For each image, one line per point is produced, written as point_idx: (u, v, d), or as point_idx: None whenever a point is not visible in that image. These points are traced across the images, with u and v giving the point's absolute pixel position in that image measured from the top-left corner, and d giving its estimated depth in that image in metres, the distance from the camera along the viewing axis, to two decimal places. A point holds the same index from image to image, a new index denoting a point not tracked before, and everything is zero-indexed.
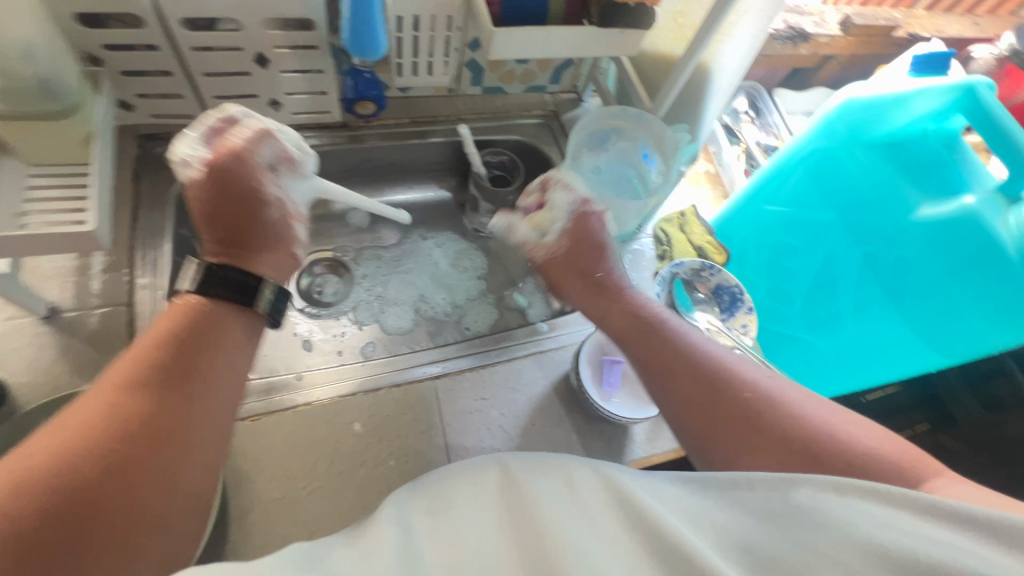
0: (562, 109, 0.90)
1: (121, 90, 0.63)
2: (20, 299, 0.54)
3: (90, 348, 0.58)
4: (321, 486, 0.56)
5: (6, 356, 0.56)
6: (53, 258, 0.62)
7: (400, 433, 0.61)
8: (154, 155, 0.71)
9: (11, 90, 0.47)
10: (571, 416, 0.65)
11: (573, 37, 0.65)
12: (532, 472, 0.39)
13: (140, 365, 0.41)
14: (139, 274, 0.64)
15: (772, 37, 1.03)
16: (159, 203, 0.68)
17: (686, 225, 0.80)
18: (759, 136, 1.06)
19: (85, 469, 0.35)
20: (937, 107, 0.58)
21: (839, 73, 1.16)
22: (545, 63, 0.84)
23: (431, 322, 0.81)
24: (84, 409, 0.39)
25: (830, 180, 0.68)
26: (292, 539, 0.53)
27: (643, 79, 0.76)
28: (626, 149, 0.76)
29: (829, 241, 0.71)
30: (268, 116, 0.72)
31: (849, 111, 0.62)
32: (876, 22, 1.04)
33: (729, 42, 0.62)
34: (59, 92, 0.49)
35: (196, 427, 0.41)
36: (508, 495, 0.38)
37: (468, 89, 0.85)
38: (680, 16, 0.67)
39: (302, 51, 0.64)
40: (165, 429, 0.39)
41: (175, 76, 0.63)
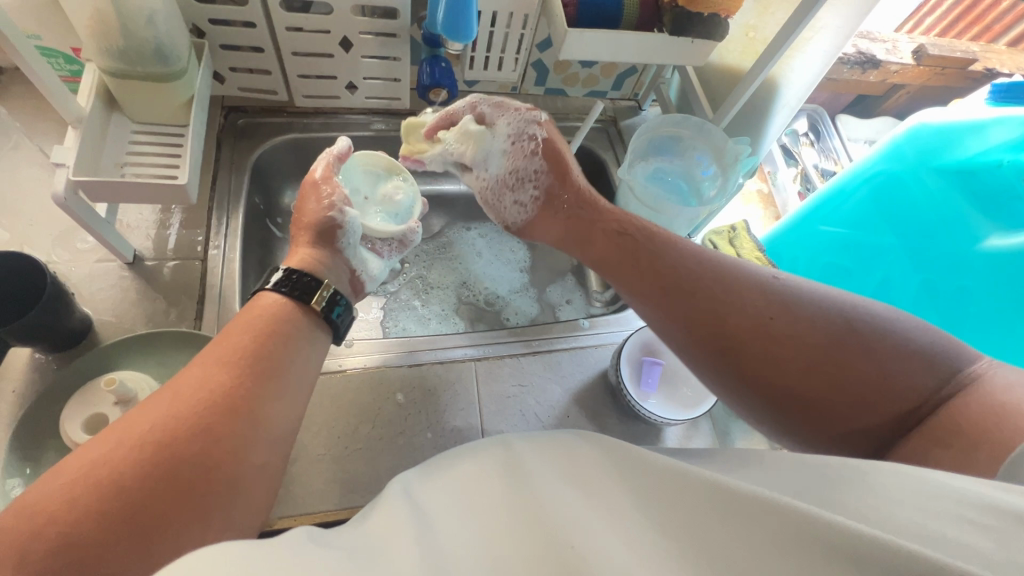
0: (621, 115, 0.90)
1: (216, 63, 0.69)
2: (111, 243, 0.59)
3: (164, 296, 0.63)
4: (361, 449, 0.59)
5: (91, 295, 0.61)
6: (139, 211, 0.67)
7: (438, 409, 0.63)
8: (236, 126, 0.76)
9: (130, 51, 0.52)
10: (604, 412, 0.65)
11: (644, 43, 0.66)
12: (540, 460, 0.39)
13: (217, 369, 0.41)
14: (213, 241, 0.67)
15: (840, 61, 1.02)
16: (237, 170, 0.73)
17: (736, 239, 0.79)
18: (818, 160, 1.03)
19: (105, 490, 0.33)
20: (1016, 139, 0.56)
21: (906, 103, 1.13)
22: (609, 69, 0.85)
23: (475, 309, 0.83)
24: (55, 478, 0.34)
25: (891, 204, 0.68)
26: (331, 494, 0.56)
27: (706, 90, 0.77)
28: (686, 157, 0.77)
29: (887, 264, 0.71)
30: (343, 98, 0.76)
31: (918, 136, 0.62)
32: (952, 54, 1.02)
33: (800, 58, 0.62)
34: (169, 56, 0.54)
35: (190, 371, 0.41)
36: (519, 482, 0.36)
37: (531, 89, 0.87)
38: (752, 30, 0.68)
39: (383, 38, 0.68)
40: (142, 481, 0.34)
41: (266, 53, 0.68)
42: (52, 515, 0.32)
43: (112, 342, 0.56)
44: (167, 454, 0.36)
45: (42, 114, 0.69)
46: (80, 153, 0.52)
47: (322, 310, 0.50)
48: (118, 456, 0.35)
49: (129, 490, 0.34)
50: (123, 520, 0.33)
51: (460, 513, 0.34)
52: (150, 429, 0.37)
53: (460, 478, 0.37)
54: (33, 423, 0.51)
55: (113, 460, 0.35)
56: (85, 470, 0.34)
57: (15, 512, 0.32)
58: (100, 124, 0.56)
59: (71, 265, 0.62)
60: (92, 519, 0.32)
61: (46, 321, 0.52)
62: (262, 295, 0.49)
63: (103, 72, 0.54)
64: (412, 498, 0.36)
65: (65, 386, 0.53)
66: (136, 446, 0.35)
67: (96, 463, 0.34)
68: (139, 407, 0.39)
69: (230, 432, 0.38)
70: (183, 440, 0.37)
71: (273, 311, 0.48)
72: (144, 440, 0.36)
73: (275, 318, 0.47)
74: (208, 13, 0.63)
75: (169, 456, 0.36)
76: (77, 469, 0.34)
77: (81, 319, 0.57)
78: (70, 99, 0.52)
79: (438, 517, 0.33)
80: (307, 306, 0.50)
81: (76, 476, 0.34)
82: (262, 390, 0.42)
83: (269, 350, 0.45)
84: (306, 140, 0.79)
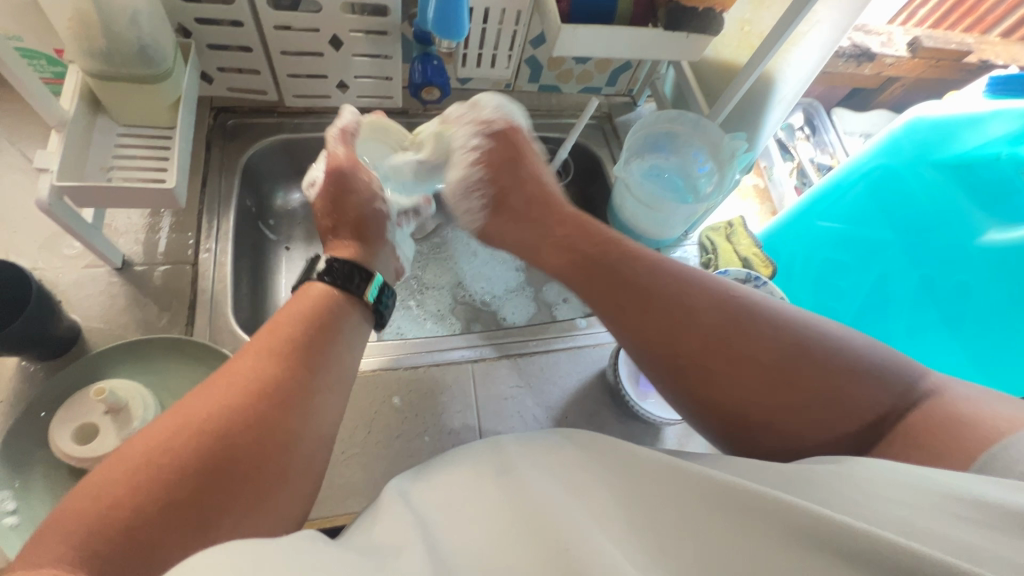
0: (616, 112, 0.89)
1: (204, 63, 0.67)
2: (98, 248, 0.58)
3: (155, 301, 0.62)
4: (357, 453, 0.58)
5: (80, 302, 0.60)
6: (127, 215, 0.66)
7: (435, 412, 0.62)
8: (226, 127, 0.75)
9: (113, 52, 0.51)
10: (603, 412, 0.65)
11: (639, 39, 0.65)
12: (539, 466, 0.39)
13: (270, 359, 0.41)
14: (204, 244, 0.66)
15: (835, 54, 1.01)
16: (227, 171, 0.72)
17: (733, 236, 0.79)
18: (813, 154, 1.03)
19: (172, 476, 0.33)
20: (1015, 132, 0.56)
21: (901, 96, 1.12)
22: (603, 65, 0.84)
23: (471, 309, 0.82)
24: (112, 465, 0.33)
25: (889, 198, 0.67)
26: (328, 500, 0.55)
27: (702, 85, 0.76)
28: (682, 154, 0.76)
29: (885, 260, 0.70)
30: (335, 97, 0.75)
31: (916, 129, 0.62)
32: (947, 46, 1.01)
33: (796, 52, 0.62)
34: (154, 57, 0.53)
35: (244, 360, 0.41)
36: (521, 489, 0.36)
37: (525, 86, 0.86)
38: (747, 24, 0.67)
39: (374, 36, 0.67)
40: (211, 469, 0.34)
41: (255, 52, 0.67)
42: (115, 500, 0.31)
43: (101, 349, 0.55)
44: (226, 437, 0.36)
45: (26, 118, 0.67)
46: (64, 157, 0.51)
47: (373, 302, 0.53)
48: (176, 443, 0.34)
49: (189, 471, 0.33)
50: (194, 506, 0.33)
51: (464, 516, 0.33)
52: (216, 417, 0.37)
53: (459, 480, 0.37)
54: (21, 434, 0.50)
55: (181, 446, 0.34)
56: (154, 451, 0.34)
57: (76, 499, 0.31)
58: (84, 127, 0.55)
59: (59, 272, 0.61)
60: (155, 498, 0.32)
61: (32, 330, 0.51)
62: (310, 283, 0.50)
63: (86, 74, 0.53)
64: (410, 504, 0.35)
65: (54, 395, 0.52)
66: (207, 433, 0.35)
67: (163, 446, 0.34)
68: (196, 394, 0.38)
69: (284, 424, 0.38)
70: (244, 429, 0.37)
71: (325, 299, 0.49)
72: (207, 427, 0.36)
73: (326, 310, 0.48)
74: (194, 13, 0.62)
75: (229, 441, 0.36)
76: (138, 452, 0.34)
77: (69, 327, 0.56)
78: (54, 102, 0.50)
79: (441, 522, 0.33)
80: (360, 296, 0.52)
81: (138, 462, 0.33)
82: (316, 382, 0.43)
83: (321, 341, 0.45)
84: (297, 140, 0.78)
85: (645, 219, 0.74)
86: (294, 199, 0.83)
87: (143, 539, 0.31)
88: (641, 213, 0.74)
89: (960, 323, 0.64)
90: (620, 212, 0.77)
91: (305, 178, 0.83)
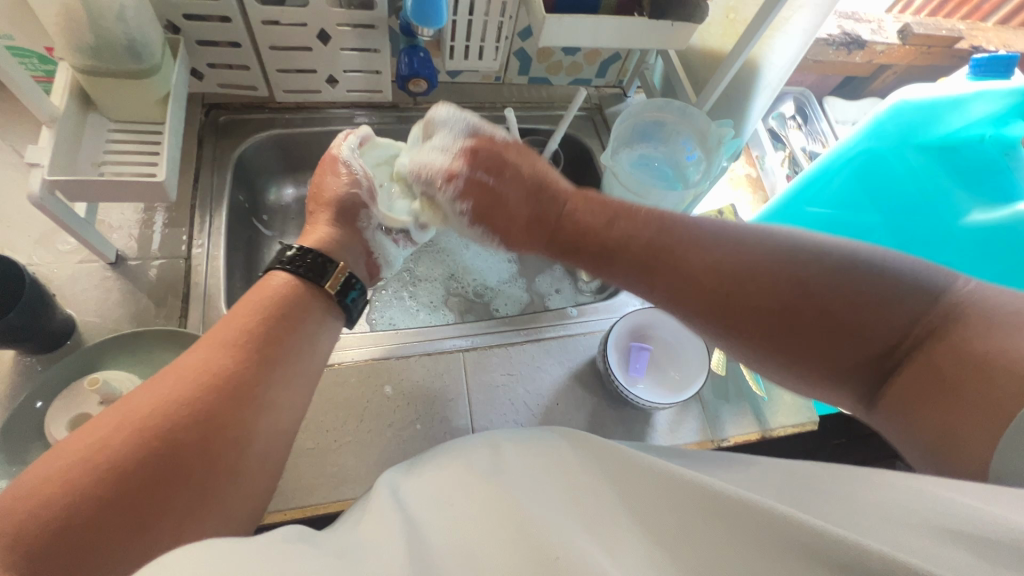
0: (606, 103, 0.90)
1: (194, 59, 0.68)
2: (92, 244, 0.59)
3: (148, 296, 0.62)
4: (350, 442, 0.59)
5: (74, 296, 0.61)
6: (121, 211, 0.67)
7: (427, 401, 0.63)
8: (217, 123, 0.75)
9: (101, 48, 0.51)
10: (594, 400, 0.65)
11: (624, 28, 0.66)
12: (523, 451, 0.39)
13: (220, 353, 0.41)
14: (196, 239, 0.67)
15: (825, 42, 1.01)
16: (219, 167, 0.73)
17: None
18: (805, 143, 1.03)
19: (109, 474, 0.34)
20: (996, 112, 0.57)
21: (894, 84, 1.12)
22: (592, 56, 0.85)
23: (464, 302, 0.83)
24: (47, 466, 0.34)
25: (876, 182, 0.68)
26: (321, 488, 0.56)
27: (690, 74, 0.77)
28: (670, 142, 0.77)
29: (872, 243, 0.71)
30: (324, 92, 0.76)
31: (901, 112, 0.61)
32: (938, 32, 1.01)
33: (780, 37, 0.62)
34: (142, 53, 0.54)
35: (200, 353, 0.41)
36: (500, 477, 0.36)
37: (515, 78, 0.86)
38: (733, 11, 0.67)
39: (361, 30, 0.67)
40: (142, 467, 0.35)
41: (244, 48, 0.68)
42: (46, 500, 0.32)
43: (96, 342, 0.56)
44: (164, 438, 0.36)
45: (19, 116, 0.68)
46: (55, 153, 0.52)
47: (336, 293, 0.51)
48: (113, 439, 0.35)
49: (126, 472, 0.34)
50: (126, 505, 0.33)
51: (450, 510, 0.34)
52: (156, 414, 0.37)
53: (445, 477, 0.37)
54: (17, 425, 0.51)
55: (118, 443, 0.35)
56: (90, 449, 0.34)
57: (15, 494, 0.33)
58: (75, 123, 0.56)
59: (53, 267, 0.61)
60: (92, 498, 0.33)
61: (26, 323, 0.51)
62: (271, 273, 0.50)
63: (75, 71, 0.53)
64: (398, 499, 0.36)
65: (49, 387, 0.53)
66: (142, 433, 0.36)
67: (97, 444, 0.35)
68: (142, 387, 0.39)
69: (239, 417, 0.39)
70: (185, 428, 0.37)
71: (287, 293, 0.48)
72: (146, 425, 0.36)
73: (283, 300, 0.47)
74: (182, 9, 0.62)
75: (169, 441, 0.36)
76: (78, 447, 0.35)
77: (63, 321, 0.57)
78: (44, 98, 0.51)
79: (427, 515, 0.34)
80: (322, 286, 0.50)
81: (73, 462, 0.34)
82: (269, 375, 0.42)
83: (275, 332, 0.45)
84: (289, 136, 0.78)
85: None
86: (287, 194, 0.83)
87: (73, 539, 0.32)
88: None
89: None
90: None
91: (297, 173, 0.83)
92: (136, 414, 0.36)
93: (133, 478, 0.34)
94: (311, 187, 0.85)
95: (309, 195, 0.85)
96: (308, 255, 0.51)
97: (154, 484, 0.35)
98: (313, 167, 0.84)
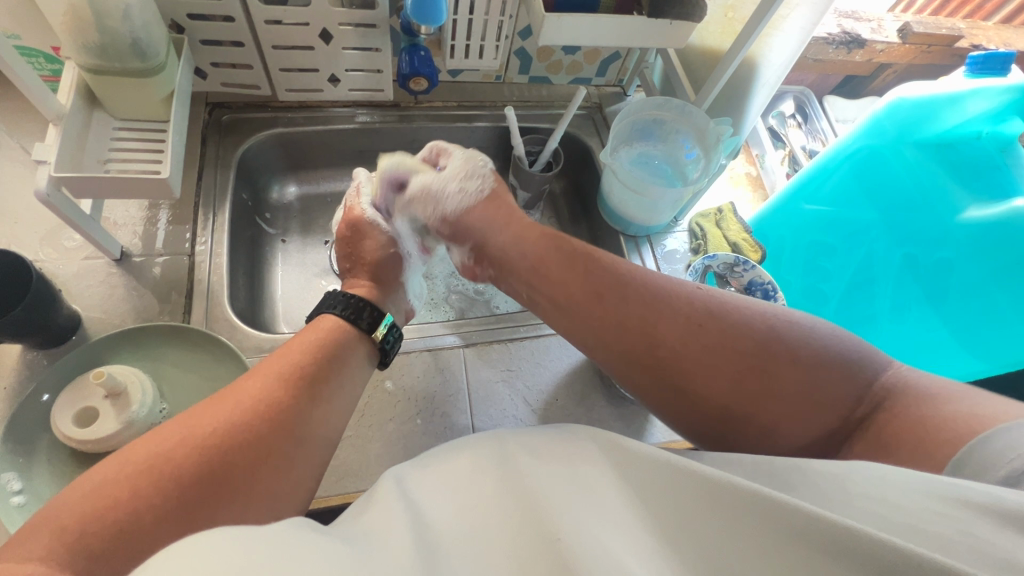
0: (606, 102, 0.90)
1: (198, 58, 0.69)
2: (97, 240, 0.60)
3: (152, 292, 0.63)
4: (352, 436, 0.59)
5: (80, 292, 0.62)
6: (126, 208, 0.68)
7: (428, 396, 0.63)
8: (221, 122, 0.76)
9: (107, 46, 0.52)
10: (593, 395, 0.66)
11: (623, 26, 0.66)
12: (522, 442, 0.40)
13: (276, 386, 0.43)
14: (199, 237, 0.68)
15: (825, 41, 1.01)
16: (223, 165, 0.73)
17: (723, 221, 0.79)
18: (805, 141, 1.03)
19: (168, 481, 0.35)
20: (993, 109, 0.58)
21: (894, 82, 1.12)
22: (592, 55, 0.85)
23: (464, 299, 0.83)
24: (104, 471, 0.35)
25: (874, 179, 0.68)
26: (322, 482, 0.56)
27: (689, 73, 0.77)
28: (669, 140, 0.77)
29: (869, 240, 0.71)
30: (327, 91, 0.77)
31: (898, 110, 0.62)
32: (937, 31, 1.01)
33: (778, 36, 0.63)
34: (147, 51, 0.55)
35: (255, 384, 0.43)
36: (501, 471, 0.37)
37: (515, 77, 0.87)
38: (731, 9, 0.68)
39: (363, 29, 0.68)
40: (200, 477, 0.36)
41: (247, 47, 0.68)
42: (107, 504, 0.33)
43: (102, 337, 0.57)
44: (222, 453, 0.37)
45: (25, 114, 0.69)
46: (61, 150, 0.53)
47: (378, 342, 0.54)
48: (177, 451, 0.36)
49: (182, 485, 0.35)
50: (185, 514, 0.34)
51: (453, 508, 0.35)
52: (222, 432, 0.38)
53: (446, 469, 0.38)
54: (24, 418, 0.51)
55: (182, 456, 0.36)
56: (154, 459, 0.36)
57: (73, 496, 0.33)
58: (81, 122, 0.57)
59: (59, 263, 0.62)
60: (151, 510, 0.34)
61: (33, 317, 0.52)
62: (322, 316, 0.53)
63: (81, 69, 0.54)
64: (404, 493, 0.36)
65: (55, 380, 0.53)
66: (207, 450, 0.37)
67: (161, 456, 0.36)
68: (200, 409, 0.40)
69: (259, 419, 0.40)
70: (246, 444, 0.38)
71: (336, 333, 0.51)
72: (209, 440, 0.38)
73: (331, 344, 0.50)
74: (187, 9, 0.63)
75: (225, 459, 0.37)
76: (140, 459, 0.36)
77: (70, 316, 0.58)
78: (51, 96, 0.52)
79: (433, 512, 0.35)
80: (368, 336, 0.54)
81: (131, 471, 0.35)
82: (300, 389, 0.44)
83: (326, 370, 0.47)
84: (291, 135, 0.79)
85: (634, 205, 0.75)
86: (290, 192, 0.84)
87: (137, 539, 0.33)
88: (630, 200, 0.74)
89: (942, 299, 0.65)
90: (609, 199, 0.78)
91: (299, 172, 0.84)
92: (199, 430, 0.38)
93: (194, 487, 0.35)
94: (313, 185, 0.85)
95: (311, 194, 0.85)
96: (358, 303, 0.55)
97: (213, 496, 0.36)
98: (315, 165, 0.84)
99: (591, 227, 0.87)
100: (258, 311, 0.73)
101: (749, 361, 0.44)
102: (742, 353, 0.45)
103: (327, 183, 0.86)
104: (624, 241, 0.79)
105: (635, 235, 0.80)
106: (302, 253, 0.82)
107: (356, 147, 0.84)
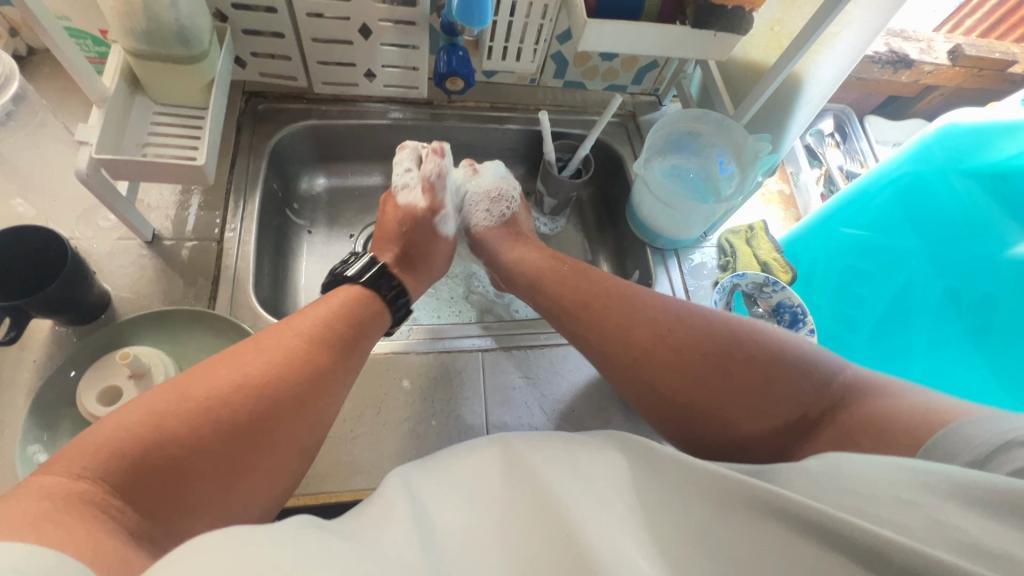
0: (640, 111, 0.89)
1: (239, 47, 0.70)
2: (131, 221, 0.61)
3: (180, 276, 0.64)
4: (366, 433, 0.59)
5: (111, 271, 0.63)
6: (160, 191, 0.69)
7: (444, 397, 0.63)
8: (256, 111, 0.77)
9: (154, 33, 0.53)
10: (610, 408, 0.65)
11: (665, 36, 0.65)
12: (535, 448, 0.39)
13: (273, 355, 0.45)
14: (229, 223, 0.68)
15: (870, 60, 0.98)
16: (255, 154, 0.74)
17: (754, 239, 0.77)
18: (843, 161, 1.01)
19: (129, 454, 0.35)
20: None
21: (939, 106, 1.08)
22: (629, 63, 0.84)
23: (485, 301, 0.83)
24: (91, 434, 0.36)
25: (917, 207, 0.66)
26: (334, 476, 0.56)
27: (729, 86, 0.75)
28: (705, 153, 0.76)
29: (910, 268, 0.68)
30: (362, 86, 0.77)
31: (950, 135, 0.61)
32: (990, 55, 0.97)
33: (827, 53, 0.60)
34: (191, 39, 0.55)
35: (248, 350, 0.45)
36: (514, 483, 0.36)
37: (550, 81, 0.86)
38: (778, 23, 0.66)
39: (402, 26, 0.68)
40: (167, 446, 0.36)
41: (287, 38, 0.69)
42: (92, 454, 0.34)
43: (130, 317, 0.58)
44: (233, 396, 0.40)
45: (69, 93, 0.70)
46: (103, 132, 0.53)
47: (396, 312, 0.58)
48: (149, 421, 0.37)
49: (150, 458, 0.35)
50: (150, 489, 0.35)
51: (462, 519, 0.35)
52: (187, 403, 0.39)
53: (461, 479, 0.37)
54: (50, 393, 0.52)
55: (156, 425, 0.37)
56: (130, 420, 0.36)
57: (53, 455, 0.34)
58: (123, 104, 0.57)
59: (93, 241, 0.64)
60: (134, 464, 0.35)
61: (66, 294, 0.53)
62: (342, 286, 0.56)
63: (127, 53, 0.55)
64: (408, 494, 0.36)
65: (83, 356, 0.54)
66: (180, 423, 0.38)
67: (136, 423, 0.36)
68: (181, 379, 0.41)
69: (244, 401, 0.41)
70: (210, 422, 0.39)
71: (359, 299, 0.55)
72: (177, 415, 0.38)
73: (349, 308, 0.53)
74: None
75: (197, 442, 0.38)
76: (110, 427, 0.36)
77: (100, 295, 0.59)
78: (96, 77, 0.53)
79: (441, 518, 0.35)
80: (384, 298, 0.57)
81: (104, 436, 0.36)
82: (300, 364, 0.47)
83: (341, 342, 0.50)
84: (324, 127, 0.79)
85: (665, 218, 0.73)
86: (319, 184, 0.85)
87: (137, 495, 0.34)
88: (660, 213, 0.73)
89: (985, 334, 0.63)
90: (639, 211, 0.77)
91: (330, 164, 0.85)
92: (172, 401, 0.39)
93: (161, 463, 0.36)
94: (342, 178, 0.86)
95: (340, 186, 0.86)
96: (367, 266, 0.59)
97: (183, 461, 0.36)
98: (346, 158, 0.85)
99: (617, 237, 0.86)
100: (281, 300, 0.74)
101: (695, 353, 0.49)
102: (714, 362, 0.48)
103: (356, 176, 0.86)
104: (651, 253, 0.78)
105: (662, 248, 0.78)
106: (328, 245, 0.82)
107: (387, 143, 0.84)
